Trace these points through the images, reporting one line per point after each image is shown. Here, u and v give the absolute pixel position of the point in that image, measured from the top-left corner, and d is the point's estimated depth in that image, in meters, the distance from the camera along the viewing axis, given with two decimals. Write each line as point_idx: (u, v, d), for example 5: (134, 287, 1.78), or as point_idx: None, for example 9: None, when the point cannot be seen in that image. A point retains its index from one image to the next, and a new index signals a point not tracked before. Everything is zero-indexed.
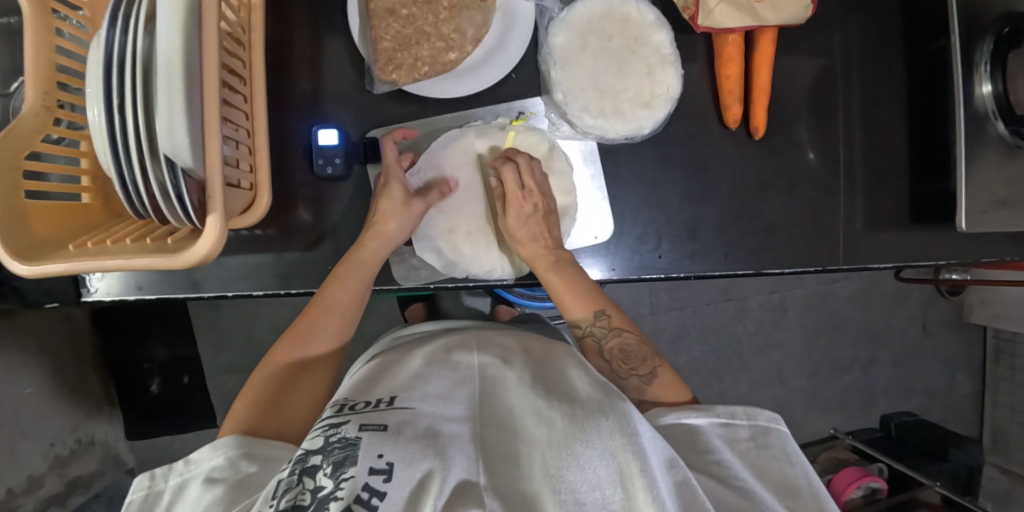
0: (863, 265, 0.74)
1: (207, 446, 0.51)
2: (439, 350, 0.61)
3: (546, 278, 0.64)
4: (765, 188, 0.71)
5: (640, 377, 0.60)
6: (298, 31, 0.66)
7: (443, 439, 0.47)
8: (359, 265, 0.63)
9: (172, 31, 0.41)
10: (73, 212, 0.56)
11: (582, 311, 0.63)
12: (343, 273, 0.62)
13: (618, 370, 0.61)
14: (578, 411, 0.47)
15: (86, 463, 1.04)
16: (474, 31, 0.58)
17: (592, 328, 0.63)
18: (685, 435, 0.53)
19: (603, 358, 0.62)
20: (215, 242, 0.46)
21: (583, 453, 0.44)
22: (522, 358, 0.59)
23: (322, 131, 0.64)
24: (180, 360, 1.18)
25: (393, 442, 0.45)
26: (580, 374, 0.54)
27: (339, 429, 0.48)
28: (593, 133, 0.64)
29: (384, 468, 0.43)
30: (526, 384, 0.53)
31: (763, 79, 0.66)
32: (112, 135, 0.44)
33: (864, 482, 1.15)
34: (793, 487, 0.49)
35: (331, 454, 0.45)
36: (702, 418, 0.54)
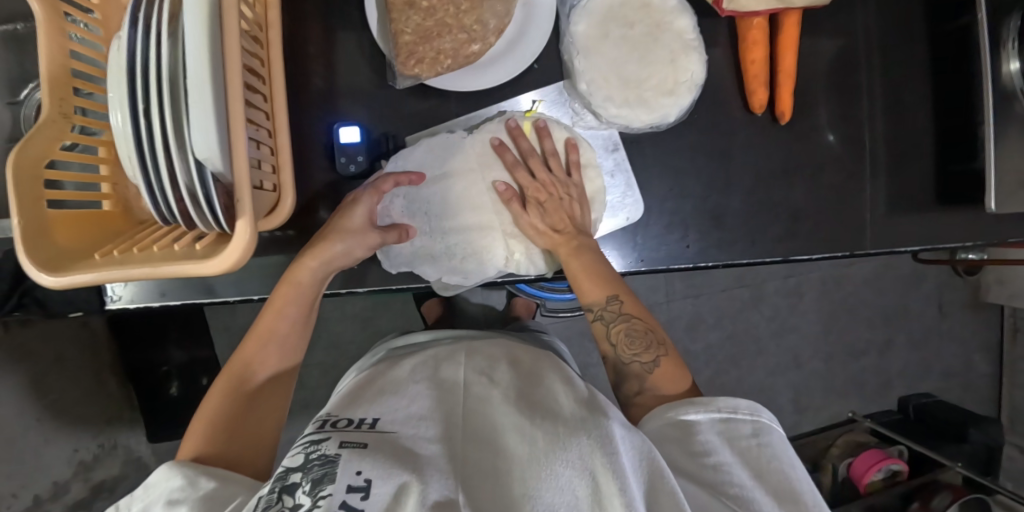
0: (889, 249, 0.73)
1: (161, 467, 0.51)
2: (426, 370, 0.62)
3: (569, 261, 0.62)
4: (790, 174, 0.70)
5: (642, 364, 0.59)
6: (312, 27, 0.65)
7: (421, 459, 0.46)
8: (295, 288, 0.59)
9: (200, 30, 0.39)
10: (95, 221, 0.55)
11: (592, 294, 0.61)
12: (287, 285, 0.59)
13: (622, 355, 0.60)
14: (558, 427, 0.48)
15: (110, 467, 1.05)
16: (496, 22, 0.56)
17: (602, 313, 0.62)
18: (680, 431, 0.52)
19: (608, 342, 0.61)
20: (247, 243, 0.46)
21: (562, 472, 0.44)
22: (507, 375, 0.60)
23: (344, 129, 0.62)
24: (198, 361, 1.17)
25: (371, 459, 0.45)
26: (565, 394, 0.55)
27: (319, 446, 0.48)
28: (617, 123, 0.63)
29: (362, 485, 0.42)
30: (510, 401, 0.54)
31: (789, 60, 0.65)
32: (139, 142, 0.43)
33: (884, 465, 1.16)
34: (795, 491, 0.47)
35: (311, 472, 0.45)
36: (701, 414, 0.52)
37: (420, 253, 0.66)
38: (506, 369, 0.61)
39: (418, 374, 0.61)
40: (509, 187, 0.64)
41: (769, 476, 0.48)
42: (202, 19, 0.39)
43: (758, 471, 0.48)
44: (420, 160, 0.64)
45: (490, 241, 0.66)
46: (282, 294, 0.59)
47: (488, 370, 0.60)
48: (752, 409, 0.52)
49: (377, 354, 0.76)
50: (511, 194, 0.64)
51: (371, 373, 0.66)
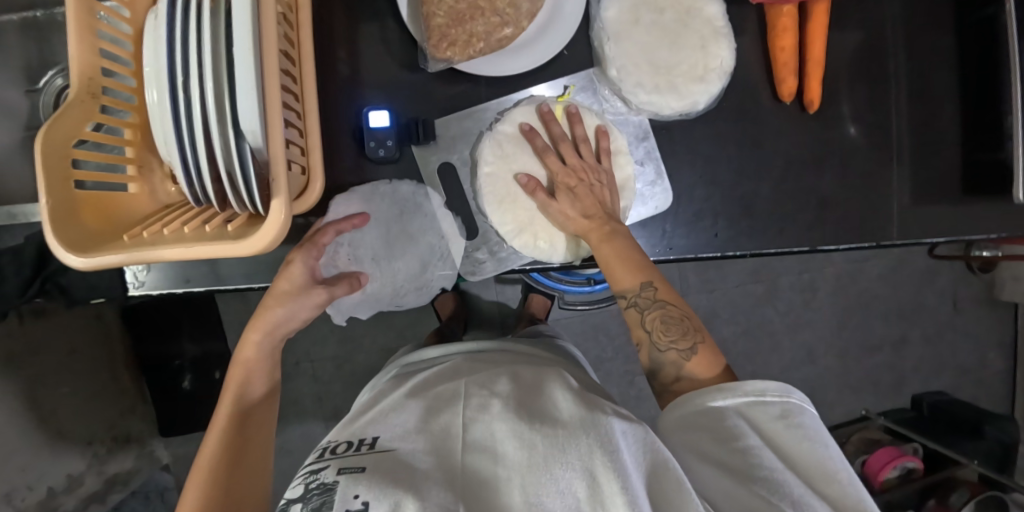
0: (917, 240, 0.72)
1: None
2: (424, 389, 0.61)
3: (599, 248, 0.60)
4: (818, 163, 0.70)
5: (679, 352, 0.56)
6: (338, 12, 0.64)
7: (417, 471, 0.45)
8: (246, 365, 0.59)
9: None
10: (121, 202, 0.55)
11: (626, 280, 0.59)
12: (239, 365, 0.60)
13: (658, 342, 0.57)
14: (558, 430, 0.48)
15: (124, 460, 1.04)
16: (529, 5, 0.55)
17: (636, 299, 0.59)
18: (707, 419, 0.51)
19: (643, 329, 0.59)
20: (283, 221, 0.45)
21: (562, 475, 0.44)
22: (507, 383, 0.59)
23: (373, 113, 0.62)
24: (212, 355, 1.17)
25: (366, 481, 0.43)
26: (563, 394, 0.55)
27: (318, 475, 0.47)
28: (647, 110, 0.62)
29: (359, 507, 0.41)
30: (508, 405, 0.53)
31: (817, 48, 0.65)
32: (178, 121, 0.42)
33: (900, 462, 1.17)
34: (828, 474, 0.46)
35: (311, 501, 0.45)
36: (728, 399, 0.51)
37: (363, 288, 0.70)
38: (506, 377, 0.60)
39: (417, 392, 0.60)
40: (530, 179, 0.63)
41: (797, 459, 0.48)
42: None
43: (787, 453, 0.48)
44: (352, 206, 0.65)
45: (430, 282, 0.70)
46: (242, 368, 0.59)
47: (487, 380, 0.59)
48: (782, 391, 0.51)
49: (390, 372, 0.76)
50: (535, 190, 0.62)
51: (377, 395, 0.65)
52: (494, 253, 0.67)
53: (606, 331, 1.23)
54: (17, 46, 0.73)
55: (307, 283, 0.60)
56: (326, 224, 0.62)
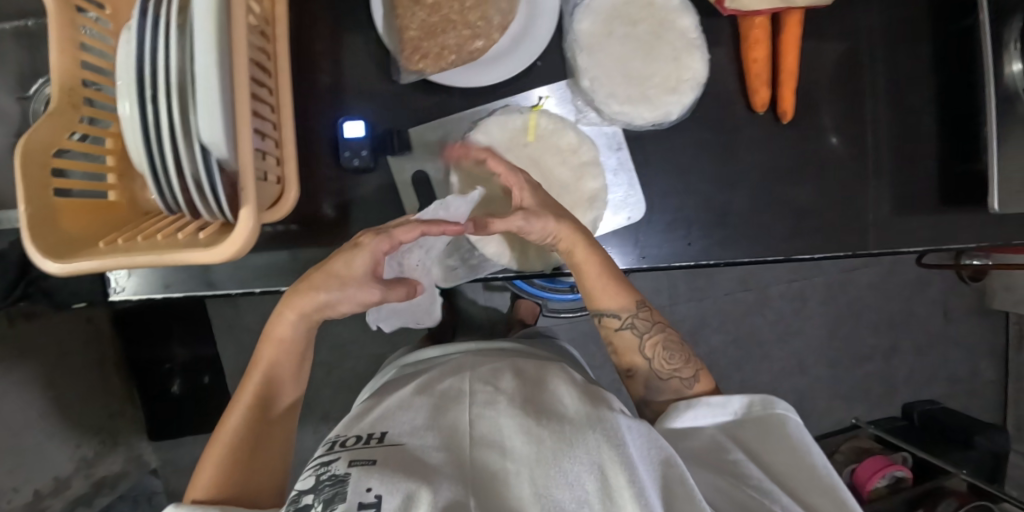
0: (893, 250, 0.73)
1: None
2: (432, 382, 0.61)
3: (586, 264, 0.60)
4: (793, 173, 0.70)
5: (682, 380, 0.59)
6: (319, 24, 0.65)
7: (428, 466, 0.46)
8: (278, 344, 0.59)
9: (206, 18, 0.39)
10: (100, 208, 0.56)
11: (615, 302, 0.62)
12: (271, 342, 0.59)
13: (659, 370, 0.60)
14: (564, 426, 0.49)
15: (112, 463, 1.05)
16: (500, 19, 0.56)
17: (632, 321, 0.62)
18: (697, 439, 0.54)
19: (643, 355, 0.61)
20: (250, 230, 0.47)
21: (573, 468, 0.44)
22: (512, 381, 0.59)
23: (349, 123, 0.63)
24: (202, 360, 1.17)
25: (378, 473, 0.44)
26: (568, 392, 0.56)
27: (328, 468, 0.47)
28: (620, 120, 0.63)
29: (371, 501, 0.41)
30: (515, 402, 0.54)
31: (790, 61, 0.65)
32: (146, 129, 0.43)
33: (889, 471, 1.17)
34: (816, 480, 0.49)
35: (322, 492, 0.44)
36: (711, 419, 0.55)
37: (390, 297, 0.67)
38: (510, 376, 0.61)
39: (423, 386, 0.61)
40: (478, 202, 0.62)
41: (783, 469, 0.51)
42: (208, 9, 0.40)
43: (771, 464, 0.52)
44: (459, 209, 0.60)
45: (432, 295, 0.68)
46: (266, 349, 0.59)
47: (492, 378, 0.60)
48: (766, 403, 0.54)
49: (389, 373, 0.77)
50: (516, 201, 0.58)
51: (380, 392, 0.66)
52: (466, 260, 0.67)
53: (594, 338, 1.23)
54: (8, 55, 0.75)
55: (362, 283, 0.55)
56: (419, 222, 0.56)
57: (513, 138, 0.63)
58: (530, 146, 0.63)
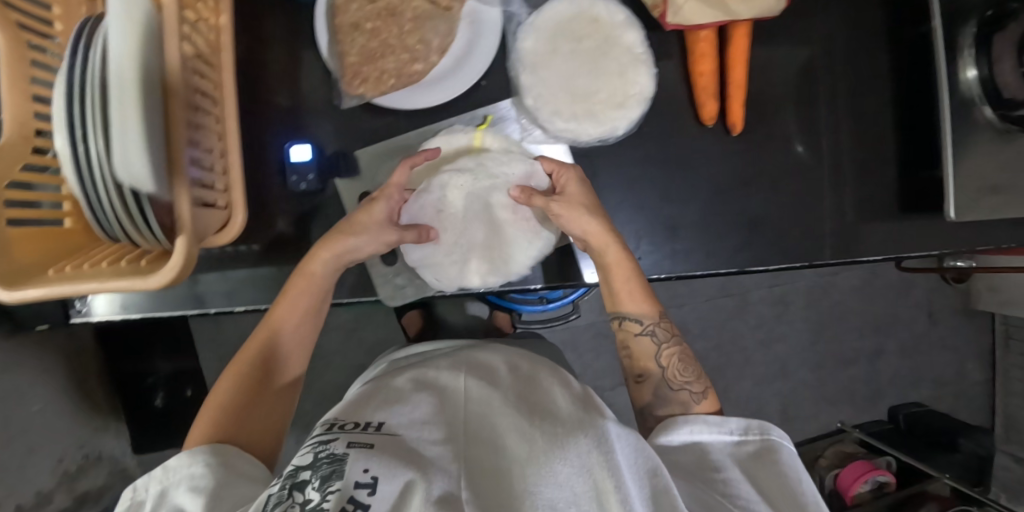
0: (854, 258, 0.72)
1: (184, 452, 0.49)
2: (430, 371, 0.61)
3: (615, 266, 0.61)
4: (747, 183, 0.70)
5: (690, 394, 0.59)
6: (272, 49, 0.67)
7: (423, 459, 0.47)
8: (307, 281, 0.59)
9: (125, 59, 0.40)
10: (57, 236, 0.56)
11: (636, 306, 0.62)
12: (301, 278, 0.59)
13: (671, 381, 0.60)
14: (558, 428, 0.49)
15: (96, 476, 1.05)
16: (439, 41, 0.59)
17: (653, 328, 0.62)
18: (692, 452, 0.53)
19: (657, 363, 0.61)
20: (186, 256, 0.48)
21: (561, 470, 0.45)
22: (508, 377, 0.60)
23: (295, 147, 0.64)
24: (182, 373, 1.23)
25: (378, 456, 0.46)
26: (562, 391, 0.57)
27: (328, 446, 0.48)
28: (565, 137, 0.64)
29: (368, 481, 0.44)
30: (510, 401, 0.54)
31: (738, 74, 0.66)
32: (76, 159, 0.44)
33: (872, 476, 1.15)
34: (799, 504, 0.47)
35: (320, 469, 0.46)
36: (713, 436, 0.54)
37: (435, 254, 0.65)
38: (507, 373, 0.61)
39: (421, 376, 0.61)
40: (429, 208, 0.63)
41: (772, 490, 0.49)
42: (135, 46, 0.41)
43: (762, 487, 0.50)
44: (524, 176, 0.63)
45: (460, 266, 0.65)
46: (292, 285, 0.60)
47: (488, 373, 0.61)
48: (763, 429, 0.53)
49: (380, 366, 0.77)
50: (560, 187, 0.61)
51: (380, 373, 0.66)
52: (415, 278, 0.65)
53: (573, 347, 1.23)
54: None
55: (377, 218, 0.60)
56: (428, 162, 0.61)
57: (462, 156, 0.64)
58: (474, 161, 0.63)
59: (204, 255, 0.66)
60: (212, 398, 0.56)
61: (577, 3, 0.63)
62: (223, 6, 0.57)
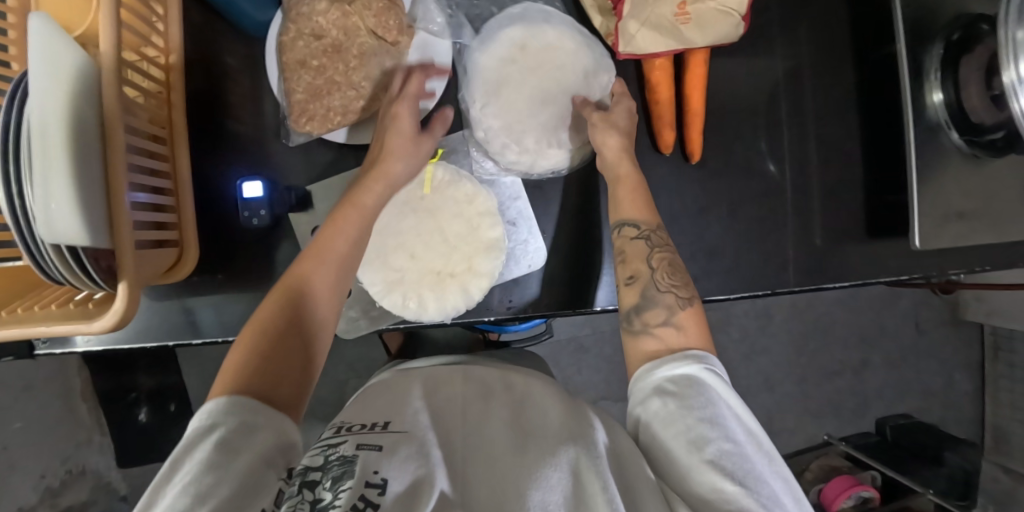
0: (819, 285, 0.71)
1: (220, 405, 0.43)
2: (433, 383, 0.61)
3: (622, 172, 0.61)
4: (706, 210, 0.70)
5: (676, 297, 0.56)
6: (229, 81, 0.67)
7: (430, 461, 0.47)
8: (356, 209, 0.57)
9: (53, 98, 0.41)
10: (14, 277, 0.56)
11: (637, 210, 0.60)
12: (348, 206, 0.57)
13: (660, 282, 0.57)
14: (550, 438, 0.50)
15: (78, 492, 1.10)
16: (383, 77, 0.59)
17: (649, 234, 0.59)
18: (677, 386, 0.49)
19: (647, 264, 0.58)
20: (126, 303, 0.49)
21: (551, 476, 0.45)
22: (503, 393, 0.60)
23: (247, 184, 0.64)
24: (167, 390, 1.12)
25: (387, 460, 0.45)
26: (553, 403, 0.57)
27: (337, 448, 0.46)
28: (518, 169, 0.63)
29: (378, 482, 0.42)
30: (507, 418, 0.54)
31: (696, 100, 0.65)
32: (10, 209, 0.44)
33: (855, 492, 1.14)
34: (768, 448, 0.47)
35: (330, 471, 0.43)
36: (694, 365, 0.50)
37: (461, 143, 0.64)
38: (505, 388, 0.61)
39: (423, 387, 0.60)
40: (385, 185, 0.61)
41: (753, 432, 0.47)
42: (64, 98, 0.42)
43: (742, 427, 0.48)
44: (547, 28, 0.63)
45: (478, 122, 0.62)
46: (338, 218, 0.56)
47: (489, 388, 0.60)
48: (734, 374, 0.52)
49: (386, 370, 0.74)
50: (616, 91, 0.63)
51: (376, 383, 0.64)
52: (367, 311, 0.66)
53: (553, 361, 1.23)
54: None
55: (403, 134, 0.58)
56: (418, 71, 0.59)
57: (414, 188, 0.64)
58: (427, 198, 0.64)
59: (163, 287, 0.67)
60: (231, 354, 0.48)
61: (531, 27, 0.62)
62: (172, 46, 0.57)
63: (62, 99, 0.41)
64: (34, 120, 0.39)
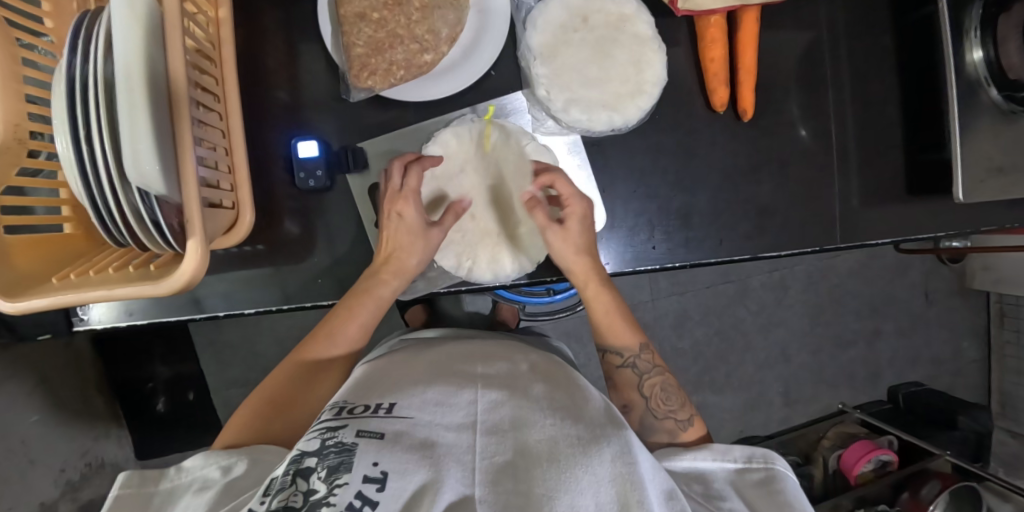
0: (862, 242, 0.72)
1: (200, 454, 0.50)
2: (443, 363, 0.59)
3: (597, 297, 0.63)
4: (755, 170, 0.71)
5: (676, 421, 0.59)
6: (270, 43, 0.65)
7: (439, 449, 0.45)
8: (370, 296, 0.61)
9: (133, 46, 0.38)
10: (54, 244, 0.53)
11: (621, 341, 0.63)
12: (364, 295, 0.61)
13: (655, 410, 0.60)
14: (579, 432, 0.48)
15: (99, 486, 1.02)
16: (448, 31, 0.59)
17: (634, 361, 0.63)
18: (696, 481, 0.51)
19: (640, 393, 0.61)
20: (187, 281, 0.45)
21: (584, 477, 0.43)
22: (525, 372, 0.58)
23: (302, 144, 0.63)
24: (183, 376, 1.20)
25: (388, 450, 0.43)
26: (583, 395, 0.55)
27: (336, 433, 0.45)
28: (579, 128, 0.63)
29: (378, 476, 0.41)
30: (529, 398, 0.52)
31: (749, 59, 0.66)
32: (79, 164, 0.41)
33: (875, 456, 1.14)
34: None
35: (327, 458, 0.43)
36: (714, 463, 0.53)
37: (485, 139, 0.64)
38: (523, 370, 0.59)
39: (432, 367, 0.58)
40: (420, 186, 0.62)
41: None
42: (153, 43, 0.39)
43: None
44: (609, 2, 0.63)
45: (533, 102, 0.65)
46: (355, 301, 0.61)
47: (507, 368, 0.58)
48: (767, 458, 0.52)
49: (390, 342, 0.74)
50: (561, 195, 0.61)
51: (386, 358, 0.62)
52: (424, 272, 0.68)
53: (577, 338, 1.23)
54: None
55: (410, 229, 0.60)
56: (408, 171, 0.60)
57: (470, 144, 0.64)
58: (486, 157, 0.64)
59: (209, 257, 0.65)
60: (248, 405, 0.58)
61: None
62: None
63: (150, 48, 0.39)
64: (121, 77, 0.37)
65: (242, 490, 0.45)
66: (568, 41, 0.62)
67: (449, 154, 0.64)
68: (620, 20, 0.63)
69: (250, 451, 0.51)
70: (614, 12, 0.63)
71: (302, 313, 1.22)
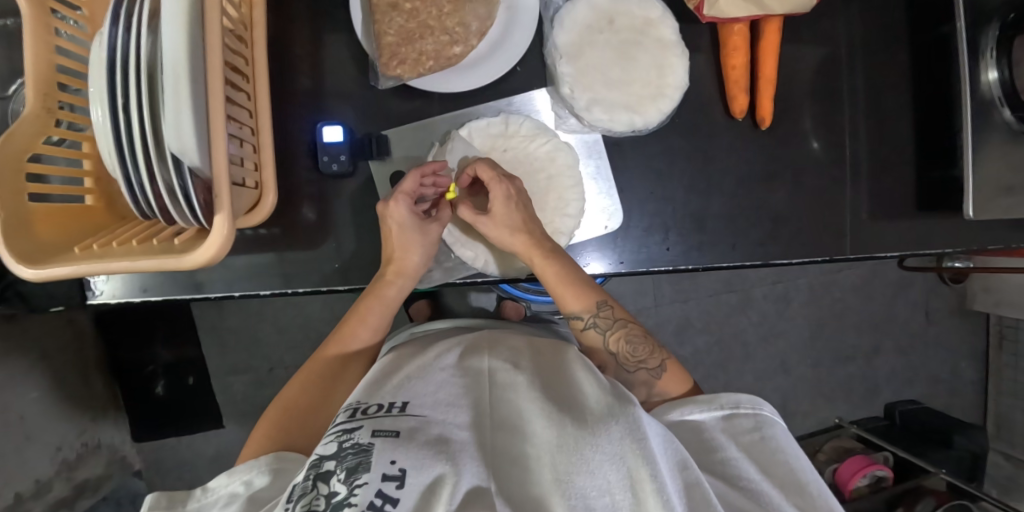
0: (871, 255, 0.73)
1: (224, 472, 0.50)
2: (452, 354, 0.58)
3: (543, 268, 0.62)
4: (769, 178, 0.72)
5: (649, 371, 0.59)
6: (299, 29, 0.66)
7: (454, 445, 0.45)
8: (380, 301, 0.64)
9: (177, 26, 0.39)
10: (76, 214, 0.54)
11: (580, 303, 0.63)
12: (373, 299, 0.64)
13: (625, 364, 0.60)
14: (586, 414, 0.46)
15: (93, 466, 1.02)
16: (478, 25, 0.61)
17: (595, 320, 0.63)
18: (690, 436, 0.52)
19: (608, 351, 0.61)
20: (209, 260, 0.45)
21: (593, 457, 0.42)
22: (531, 360, 0.57)
23: (327, 128, 0.64)
24: (184, 361, 1.18)
25: (405, 447, 0.44)
26: (588, 376, 0.52)
27: (352, 435, 0.46)
28: (600, 127, 0.63)
29: (396, 473, 0.42)
30: (535, 386, 0.51)
31: (770, 66, 0.67)
32: (115, 137, 0.42)
33: (869, 471, 1.15)
34: (799, 485, 0.47)
35: (345, 460, 0.44)
36: (704, 413, 0.53)
37: (504, 134, 0.66)
38: (533, 357, 0.58)
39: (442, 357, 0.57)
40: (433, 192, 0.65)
41: (774, 469, 0.48)
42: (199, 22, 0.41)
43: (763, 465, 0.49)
44: (635, 5, 0.64)
45: (556, 100, 0.67)
46: (365, 306, 0.64)
47: (514, 357, 0.57)
48: (754, 403, 0.53)
49: (397, 338, 0.75)
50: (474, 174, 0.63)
51: (399, 352, 0.62)
52: (440, 263, 0.70)
53: None
54: None
55: (409, 228, 0.62)
56: (406, 181, 0.61)
57: (492, 140, 0.66)
58: (509, 151, 0.66)
59: None
60: (262, 423, 0.58)
61: None
62: None
63: (199, 27, 0.41)
64: (169, 58, 0.39)
65: (268, 500, 0.47)
66: (593, 42, 0.63)
67: (472, 147, 0.66)
68: (645, 24, 0.64)
69: (273, 460, 0.52)
70: (639, 16, 0.64)
71: (308, 304, 1.22)
